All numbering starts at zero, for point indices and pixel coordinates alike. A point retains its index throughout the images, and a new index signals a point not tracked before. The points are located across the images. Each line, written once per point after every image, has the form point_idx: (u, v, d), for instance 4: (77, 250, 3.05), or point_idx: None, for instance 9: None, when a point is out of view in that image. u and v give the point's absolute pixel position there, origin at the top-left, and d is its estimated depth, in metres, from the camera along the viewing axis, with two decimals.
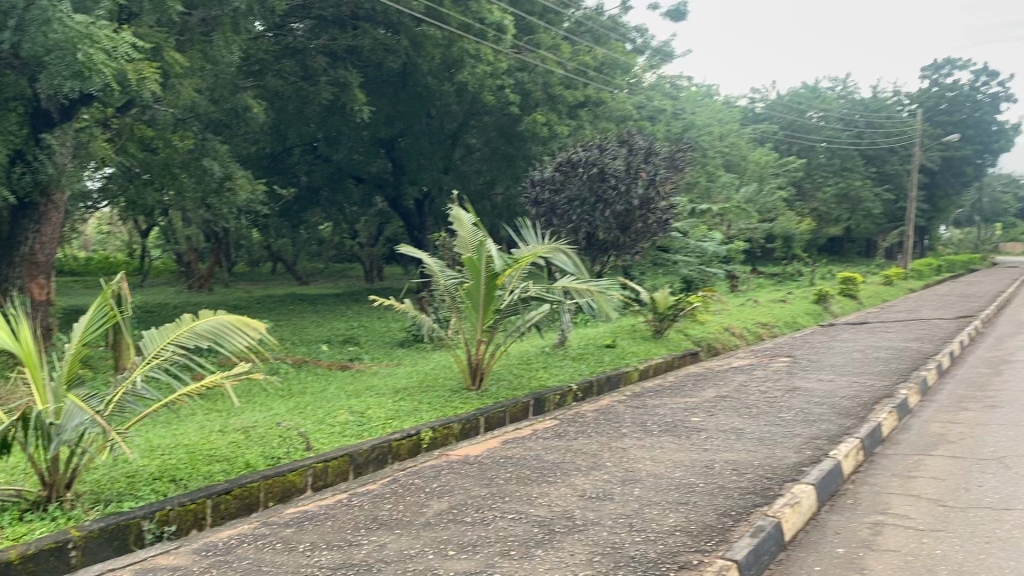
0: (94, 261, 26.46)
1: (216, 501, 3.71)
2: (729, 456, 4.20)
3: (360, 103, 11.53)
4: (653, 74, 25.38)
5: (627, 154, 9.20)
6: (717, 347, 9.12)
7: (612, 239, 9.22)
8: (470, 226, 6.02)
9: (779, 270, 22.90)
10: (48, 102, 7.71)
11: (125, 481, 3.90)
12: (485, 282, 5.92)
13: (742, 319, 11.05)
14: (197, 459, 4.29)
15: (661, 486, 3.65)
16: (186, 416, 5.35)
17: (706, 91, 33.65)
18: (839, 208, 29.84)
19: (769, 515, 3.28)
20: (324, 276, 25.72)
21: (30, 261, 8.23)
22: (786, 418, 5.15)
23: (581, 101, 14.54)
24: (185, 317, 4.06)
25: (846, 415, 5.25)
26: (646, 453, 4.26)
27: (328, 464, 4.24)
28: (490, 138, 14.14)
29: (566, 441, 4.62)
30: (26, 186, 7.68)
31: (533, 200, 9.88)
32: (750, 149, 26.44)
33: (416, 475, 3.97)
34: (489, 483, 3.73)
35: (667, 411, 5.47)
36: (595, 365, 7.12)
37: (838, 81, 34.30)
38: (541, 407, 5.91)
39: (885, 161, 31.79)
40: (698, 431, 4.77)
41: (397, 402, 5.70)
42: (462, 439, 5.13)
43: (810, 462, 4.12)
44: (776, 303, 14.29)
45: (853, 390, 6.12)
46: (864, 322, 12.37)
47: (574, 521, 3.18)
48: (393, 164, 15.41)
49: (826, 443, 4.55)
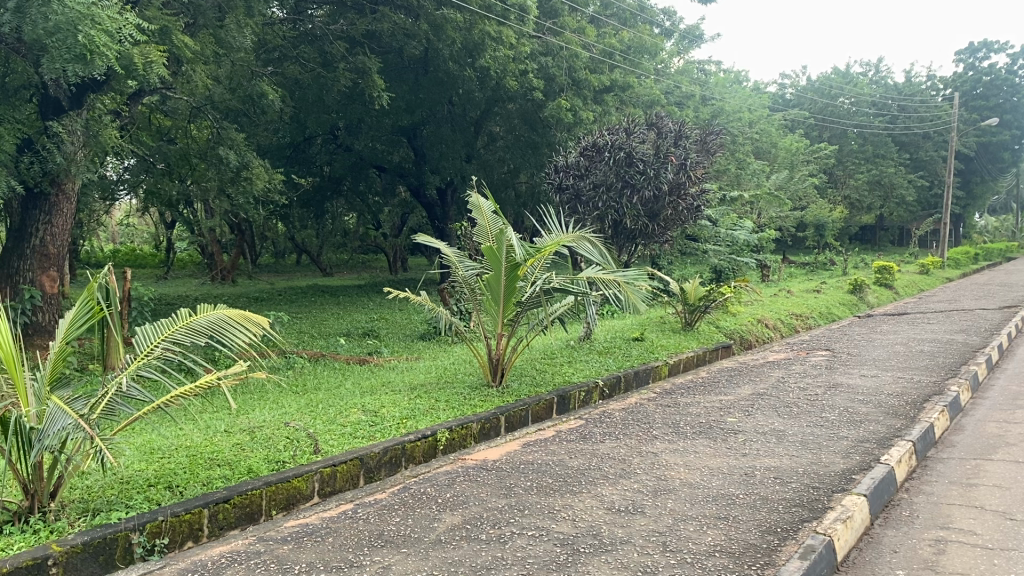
0: (121, 252, 26.48)
1: (213, 510, 3.45)
2: (771, 463, 3.83)
3: (379, 89, 11.22)
4: (681, 59, 24.89)
5: (656, 137, 8.82)
6: (750, 339, 8.73)
7: (640, 227, 8.84)
8: (489, 214, 5.73)
9: (810, 259, 22.39)
10: (57, 89, 7.54)
11: (118, 488, 3.62)
12: (506, 271, 5.53)
13: (776, 309, 10.66)
14: (197, 464, 4.02)
15: (697, 498, 3.30)
16: (190, 416, 5.07)
17: (735, 77, 33.02)
18: (871, 195, 29.11)
19: (820, 531, 2.93)
20: (348, 267, 25.61)
21: (41, 252, 8.01)
22: (830, 419, 4.76)
23: (606, 86, 14.15)
24: (183, 313, 3.80)
25: (895, 416, 4.85)
26: (679, 458, 3.92)
27: (336, 469, 3.99)
28: (513, 126, 13.83)
29: (592, 444, 4.29)
30: (35, 174, 7.45)
31: (557, 186, 9.51)
32: (780, 135, 25.85)
33: (429, 482, 3.67)
34: (508, 492, 3.41)
35: (701, 410, 5.12)
36: (622, 359, 6.79)
37: (870, 65, 33.47)
38: (566, 405, 5.61)
39: (920, 148, 30.86)
40: (736, 434, 4.42)
41: (413, 400, 5.40)
42: (481, 440, 4.85)
43: (860, 470, 3.74)
44: (809, 292, 13.85)
45: (899, 387, 5.73)
46: (903, 313, 11.92)
47: (601, 540, 2.85)
48: (415, 152, 15.11)
49: (875, 447, 4.16)
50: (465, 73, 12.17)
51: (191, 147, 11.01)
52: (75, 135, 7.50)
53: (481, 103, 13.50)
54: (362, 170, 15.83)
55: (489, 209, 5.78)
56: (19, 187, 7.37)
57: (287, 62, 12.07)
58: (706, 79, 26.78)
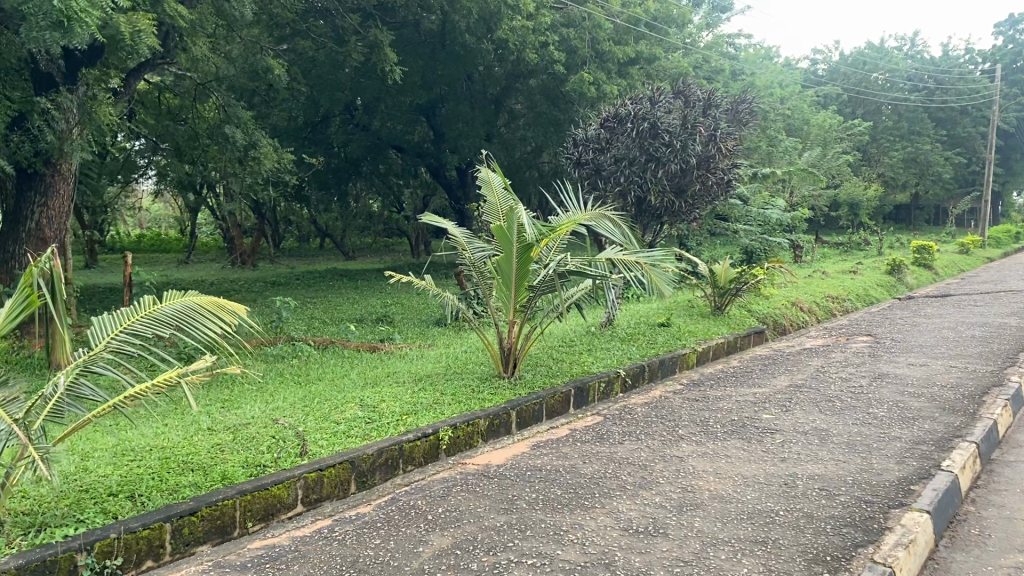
0: (145, 237, 26.32)
1: (176, 525, 3.05)
2: (815, 470, 3.33)
3: (392, 64, 10.76)
4: (711, 33, 24.09)
5: (683, 106, 8.24)
6: (785, 324, 8.20)
7: (666, 203, 8.34)
8: (500, 190, 5.24)
9: (845, 238, 21.60)
10: (49, 65, 7.18)
11: (73, 498, 3.23)
12: (517, 253, 5.00)
13: (811, 291, 10.07)
14: (168, 468, 3.61)
15: (729, 516, 2.82)
16: (173, 415, 4.67)
17: (765, 53, 32.11)
18: (907, 173, 28.18)
19: (879, 561, 2.43)
20: (372, 251, 25.30)
21: (37, 237, 7.65)
22: (879, 416, 4.23)
23: (632, 58, 13.57)
24: (146, 300, 3.37)
25: (953, 412, 4.32)
26: (708, 465, 3.43)
27: (322, 474, 3.57)
28: (534, 102, 13.31)
29: (609, 447, 3.81)
30: (27, 155, 7.09)
31: (576, 161, 8.90)
32: (813, 111, 25.01)
33: (420, 493, 3.21)
34: (509, 508, 2.95)
35: (733, 406, 4.61)
36: (646, 347, 6.29)
37: (905, 40, 32.33)
38: (584, 398, 5.14)
39: (956, 123, 29.87)
40: (772, 434, 3.92)
41: (416, 394, 4.95)
42: (488, 439, 4.41)
43: (918, 479, 3.22)
44: (844, 273, 13.23)
45: (955, 379, 5.16)
46: (946, 295, 11.29)
47: (613, 572, 2.39)
48: (433, 131, 14.61)
49: (933, 450, 3.63)
50: (482, 46, 11.70)
51: (200, 127, 10.62)
52: (67, 111, 7.11)
53: (502, 78, 13.02)
54: (380, 151, 15.38)
55: (500, 184, 5.29)
56: (10, 166, 6.99)
57: (299, 38, 11.68)
58: (737, 54, 26.04)
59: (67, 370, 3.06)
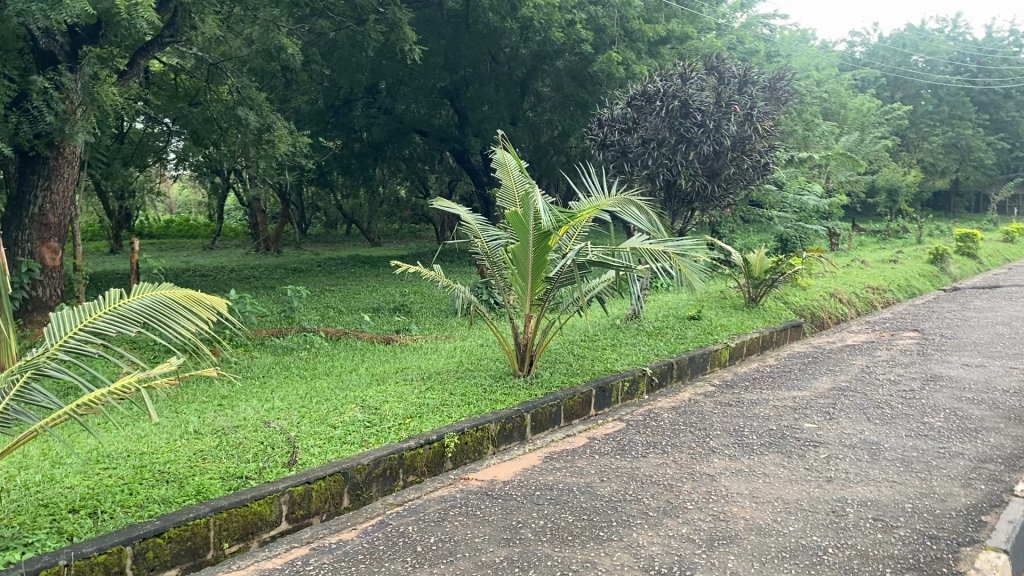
0: (173, 223, 26.32)
1: (139, 548, 2.68)
2: (866, 494, 2.90)
3: (411, 42, 10.37)
4: (746, 14, 23.39)
5: (716, 84, 7.76)
6: (823, 317, 7.70)
7: (698, 188, 7.88)
8: (516, 173, 4.83)
9: (882, 226, 20.79)
10: (49, 42, 6.92)
11: (26, 517, 2.88)
12: (534, 242, 4.57)
13: (849, 282, 9.51)
14: (140, 479, 3.27)
15: (768, 554, 2.40)
16: (158, 417, 4.33)
17: (801, 35, 31.24)
18: (948, 158, 27.09)
19: None
20: (398, 237, 25.03)
21: (41, 222, 7.31)
22: (936, 428, 3.76)
23: (663, 37, 13.02)
24: (111, 295, 2.99)
25: (1020, 422, 3.84)
26: (744, 485, 3.01)
27: (311, 488, 3.20)
28: (560, 83, 12.84)
29: (632, 462, 3.40)
30: (26, 137, 6.79)
31: (600, 144, 8.24)
32: (851, 94, 24.16)
33: (414, 519, 2.81)
34: (511, 541, 2.54)
35: (771, 412, 4.17)
36: (675, 342, 5.85)
37: (946, 21, 31.40)
38: (606, 399, 4.73)
39: (1000, 107, 28.83)
40: (816, 447, 3.48)
41: (422, 394, 4.57)
42: (500, 445, 4.03)
43: (989, 508, 2.77)
44: (884, 262, 12.63)
45: (1017, 382, 4.68)
46: (994, 285, 10.76)
47: None
48: (456, 113, 14.21)
49: (1002, 470, 3.17)
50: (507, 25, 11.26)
51: (214, 108, 10.29)
52: (71, 92, 6.80)
53: (527, 59, 12.56)
54: (403, 135, 15.01)
55: (516, 167, 4.88)
56: (9, 148, 6.70)
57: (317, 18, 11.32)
58: (772, 36, 25.37)
59: (9, 376, 2.68)
